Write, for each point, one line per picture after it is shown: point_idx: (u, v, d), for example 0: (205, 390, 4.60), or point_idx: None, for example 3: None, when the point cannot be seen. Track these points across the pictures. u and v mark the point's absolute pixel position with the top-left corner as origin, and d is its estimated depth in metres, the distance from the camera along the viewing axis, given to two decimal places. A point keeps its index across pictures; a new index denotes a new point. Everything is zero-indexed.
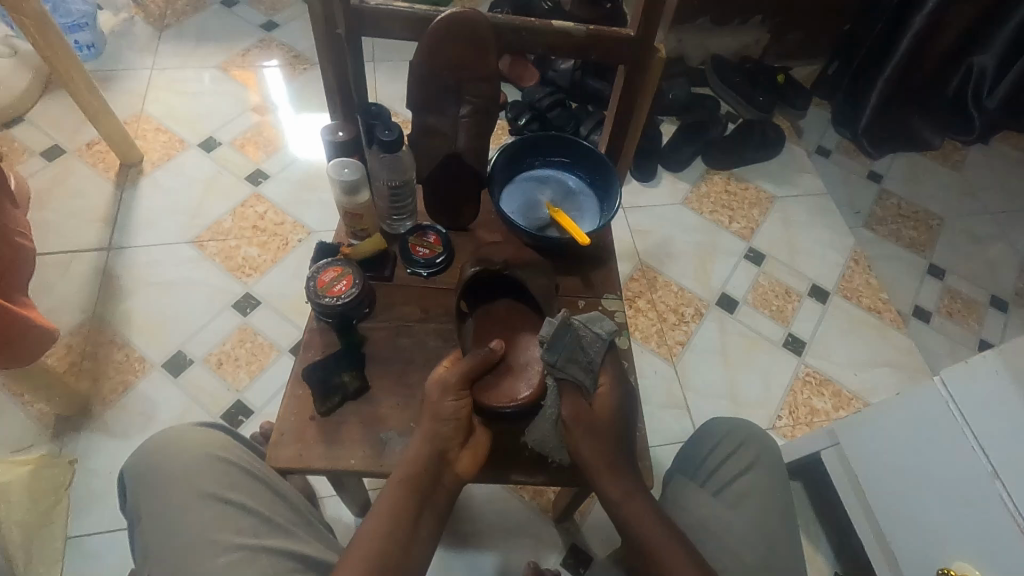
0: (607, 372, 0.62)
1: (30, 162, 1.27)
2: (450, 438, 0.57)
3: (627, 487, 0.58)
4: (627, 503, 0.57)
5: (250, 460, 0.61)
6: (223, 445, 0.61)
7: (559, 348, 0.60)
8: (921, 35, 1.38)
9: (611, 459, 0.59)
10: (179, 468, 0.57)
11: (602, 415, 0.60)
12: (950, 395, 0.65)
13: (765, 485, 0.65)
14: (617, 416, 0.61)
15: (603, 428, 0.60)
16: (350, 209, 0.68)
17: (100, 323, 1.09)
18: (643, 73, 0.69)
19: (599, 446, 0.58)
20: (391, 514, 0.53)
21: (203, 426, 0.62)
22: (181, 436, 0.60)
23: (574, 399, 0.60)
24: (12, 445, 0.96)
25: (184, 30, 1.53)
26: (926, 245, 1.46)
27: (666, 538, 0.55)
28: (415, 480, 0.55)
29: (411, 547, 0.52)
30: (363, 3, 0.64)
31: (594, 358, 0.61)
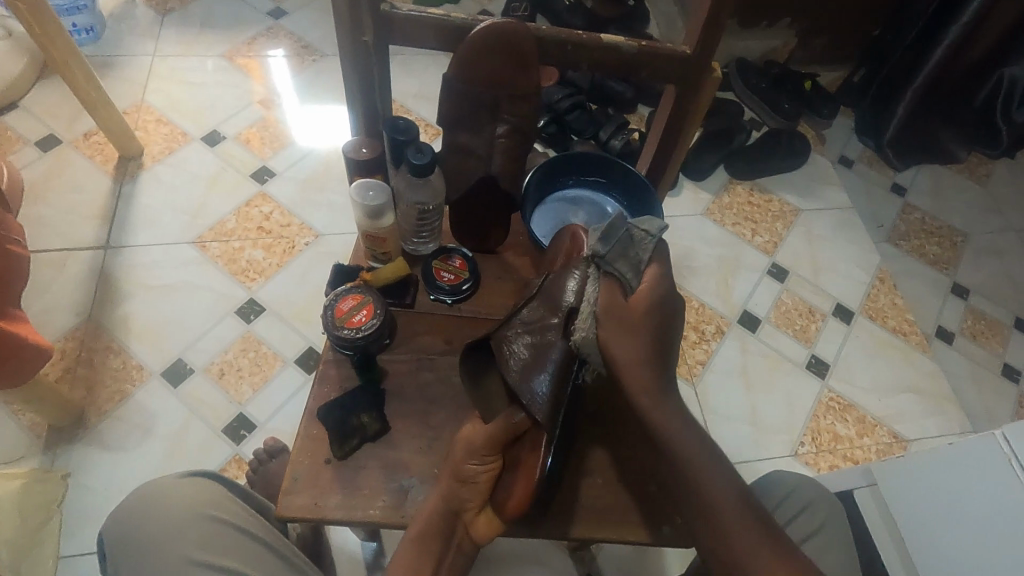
0: (654, 271, 0.58)
1: (24, 152, 1.21)
2: (467, 501, 0.54)
3: (660, 392, 0.53)
4: (657, 411, 0.52)
5: (245, 517, 0.60)
6: (218, 501, 0.59)
7: (612, 240, 0.57)
8: (954, 46, 1.31)
9: (646, 351, 0.54)
10: (170, 528, 0.56)
11: (641, 317, 0.55)
12: (1014, 450, 0.62)
13: (829, 557, 0.62)
14: (654, 320, 0.56)
15: (637, 324, 0.55)
16: (372, 232, 0.63)
17: (96, 327, 1.04)
18: (696, 91, 0.66)
19: (633, 344, 0.54)
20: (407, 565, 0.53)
21: (196, 478, 0.61)
22: (173, 492, 0.58)
23: (612, 291, 0.56)
24: (2, 456, 0.91)
25: (187, 14, 1.46)
26: (951, 263, 1.42)
27: (704, 456, 0.50)
28: (428, 536, 0.54)
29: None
30: (394, 9, 0.59)
31: (643, 257, 0.58)
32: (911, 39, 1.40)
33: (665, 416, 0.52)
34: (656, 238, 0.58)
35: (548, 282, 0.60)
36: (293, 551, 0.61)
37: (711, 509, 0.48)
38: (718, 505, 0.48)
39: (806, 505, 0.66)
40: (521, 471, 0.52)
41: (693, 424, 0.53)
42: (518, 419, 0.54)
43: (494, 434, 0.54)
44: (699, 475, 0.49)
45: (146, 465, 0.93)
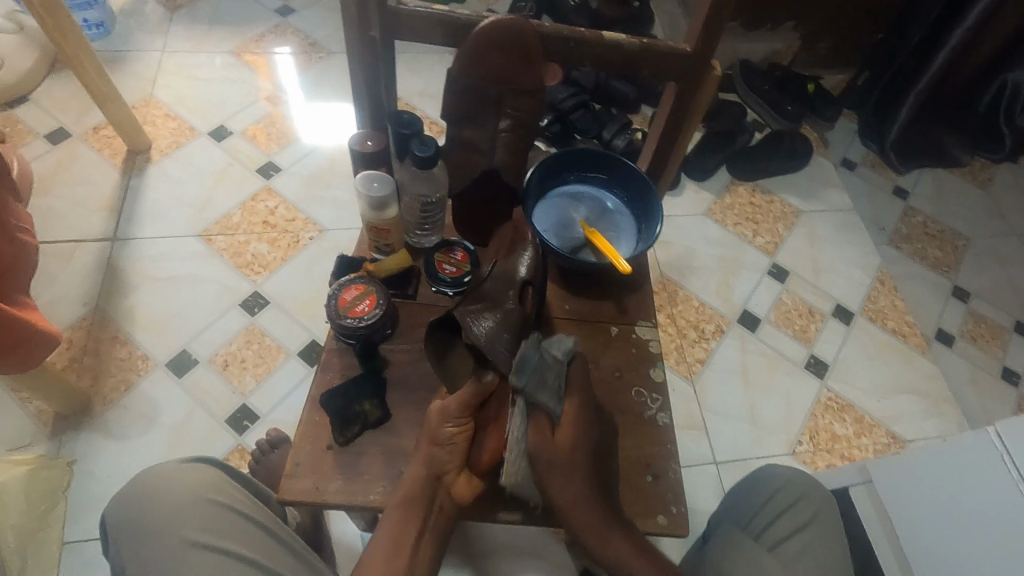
0: (574, 399, 0.58)
1: (34, 145, 1.23)
2: (447, 461, 0.55)
3: (604, 519, 0.54)
4: (607, 543, 0.53)
5: (245, 502, 0.61)
6: (218, 486, 0.60)
7: (527, 372, 0.56)
8: (957, 51, 1.32)
9: (582, 488, 0.55)
10: (171, 512, 0.57)
11: (569, 449, 0.56)
12: (1006, 448, 0.63)
13: (824, 548, 0.62)
14: (580, 445, 0.56)
15: (574, 461, 0.56)
16: (376, 223, 0.65)
17: (102, 318, 1.05)
18: (696, 89, 0.67)
19: (569, 479, 0.55)
20: (391, 533, 0.52)
21: (196, 463, 0.62)
22: (173, 477, 0.59)
23: (539, 433, 0.56)
24: (9, 443, 0.93)
25: (197, 11, 1.48)
26: (952, 266, 1.42)
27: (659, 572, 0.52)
28: (411, 501, 0.54)
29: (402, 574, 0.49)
30: (401, 5, 0.60)
31: (561, 379, 0.58)
32: (915, 42, 1.41)
33: (615, 545, 0.53)
34: (565, 359, 0.59)
35: (497, 265, 0.63)
36: (291, 536, 0.62)
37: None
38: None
39: (796, 498, 0.67)
40: (492, 430, 0.59)
41: (641, 541, 0.54)
42: (487, 380, 0.57)
43: (462, 398, 0.56)
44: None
45: (149, 454, 0.95)
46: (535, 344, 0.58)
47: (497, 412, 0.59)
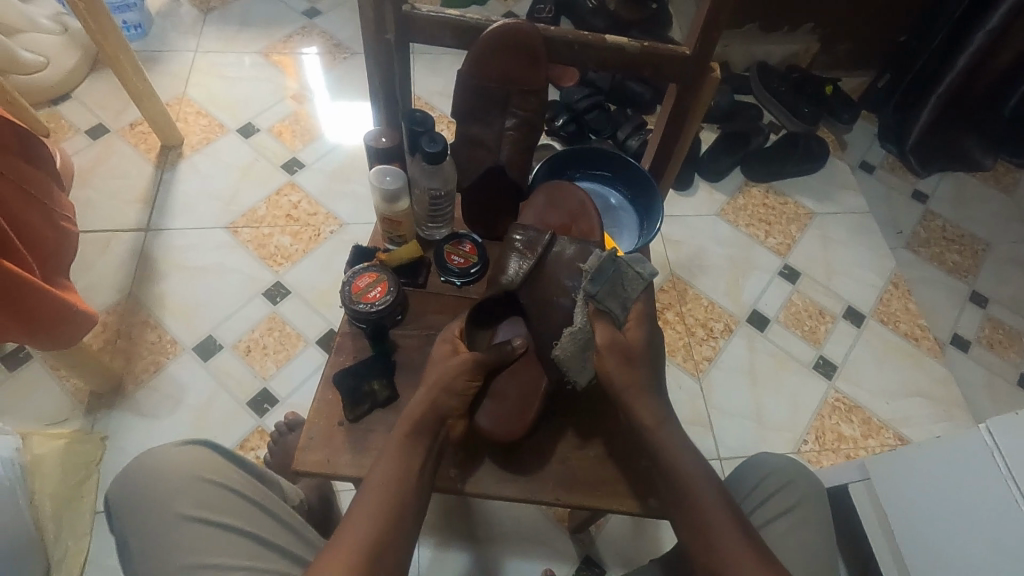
0: (640, 307, 0.63)
1: (75, 140, 1.30)
2: (453, 408, 0.59)
3: (657, 411, 0.60)
4: (660, 430, 0.60)
5: (244, 482, 0.65)
6: (209, 464, 0.64)
7: (602, 279, 0.63)
8: (980, 53, 1.30)
9: (644, 384, 0.61)
10: (174, 492, 0.61)
11: (635, 344, 0.62)
12: (996, 443, 0.63)
13: (803, 531, 0.65)
14: (648, 346, 0.62)
15: (638, 357, 0.61)
16: (389, 216, 0.68)
17: (135, 303, 1.11)
18: (695, 92, 0.69)
19: (629, 370, 0.60)
20: (397, 466, 0.56)
21: (197, 444, 0.65)
22: (163, 457, 0.63)
23: (608, 327, 0.61)
24: (48, 418, 0.99)
25: (228, 13, 1.54)
26: (970, 271, 1.41)
27: (692, 467, 0.58)
28: (415, 429, 0.57)
29: (407, 503, 0.54)
30: (414, 10, 0.64)
31: (633, 293, 0.63)
32: (936, 45, 1.40)
33: (664, 431, 0.60)
34: (647, 280, 0.63)
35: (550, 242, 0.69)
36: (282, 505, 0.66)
37: (697, 510, 0.56)
38: (709, 513, 0.56)
39: (784, 483, 0.68)
40: (495, 401, 0.65)
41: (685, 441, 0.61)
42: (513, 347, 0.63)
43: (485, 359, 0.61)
44: (688, 484, 0.58)
45: (176, 432, 1.00)
46: (614, 257, 0.63)
47: (512, 388, 0.66)
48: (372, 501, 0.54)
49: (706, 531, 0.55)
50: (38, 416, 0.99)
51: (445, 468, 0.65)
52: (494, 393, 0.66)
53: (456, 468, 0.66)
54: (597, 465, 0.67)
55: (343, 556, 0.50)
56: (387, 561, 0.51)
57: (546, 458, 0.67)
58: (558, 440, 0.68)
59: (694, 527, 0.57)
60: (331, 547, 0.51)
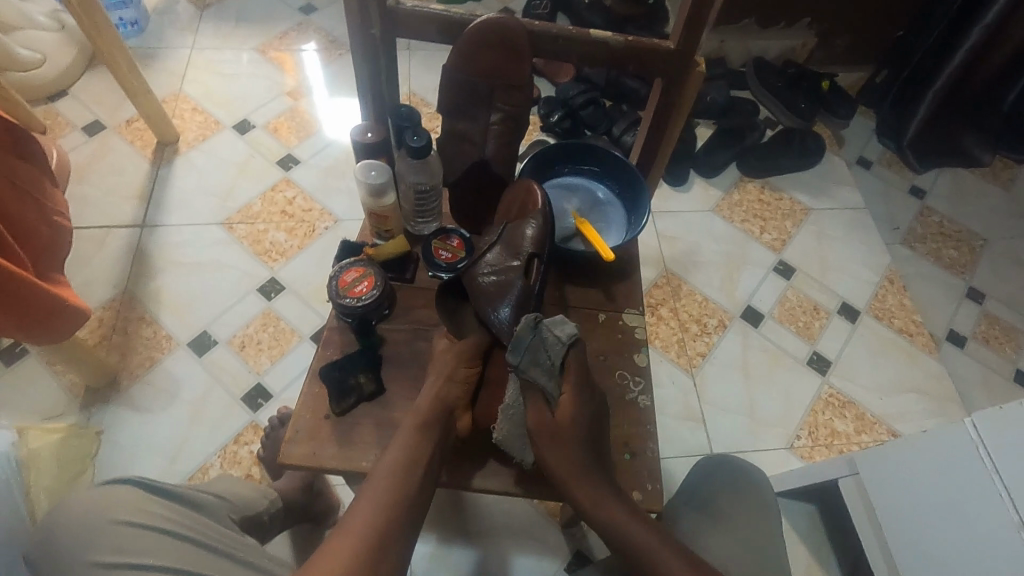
0: (571, 366, 0.63)
1: (73, 136, 1.31)
2: (459, 398, 0.63)
3: (596, 492, 0.61)
4: (604, 513, 0.59)
5: (169, 516, 0.63)
6: (128, 503, 0.63)
7: (522, 351, 0.61)
8: (976, 47, 1.30)
9: (579, 462, 0.61)
10: (91, 535, 0.60)
11: (565, 424, 0.61)
12: (981, 437, 0.63)
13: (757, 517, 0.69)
14: (580, 417, 0.62)
15: (568, 438, 0.61)
16: (376, 210, 0.69)
17: (131, 299, 1.12)
18: (681, 87, 0.69)
19: (563, 453, 0.61)
20: (405, 455, 0.58)
21: (117, 483, 0.64)
22: (77, 504, 0.62)
23: (538, 407, 0.62)
24: (45, 412, 1.00)
25: (225, 10, 1.54)
26: (967, 267, 1.41)
27: (641, 537, 0.58)
28: (426, 423, 0.60)
29: (413, 493, 0.56)
30: (399, 4, 0.64)
31: (554, 359, 0.62)
32: (933, 40, 1.39)
33: (604, 510, 0.60)
34: (566, 343, 0.61)
35: (508, 229, 0.67)
36: (212, 535, 0.64)
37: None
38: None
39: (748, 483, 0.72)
40: (490, 388, 0.68)
41: (633, 507, 0.61)
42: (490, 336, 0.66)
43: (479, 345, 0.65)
44: (642, 558, 0.57)
45: (171, 427, 1.01)
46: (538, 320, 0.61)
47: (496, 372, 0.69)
48: (380, 488, 0.56)
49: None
50: (36, 410, 1.00)
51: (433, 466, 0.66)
52: (488, 383, 0.68)
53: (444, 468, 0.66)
54: None
55: (343, 543, 0.51)
56: (390, 549, 0.52)
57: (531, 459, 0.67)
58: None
59: None
60: (334, 534, 0.53)
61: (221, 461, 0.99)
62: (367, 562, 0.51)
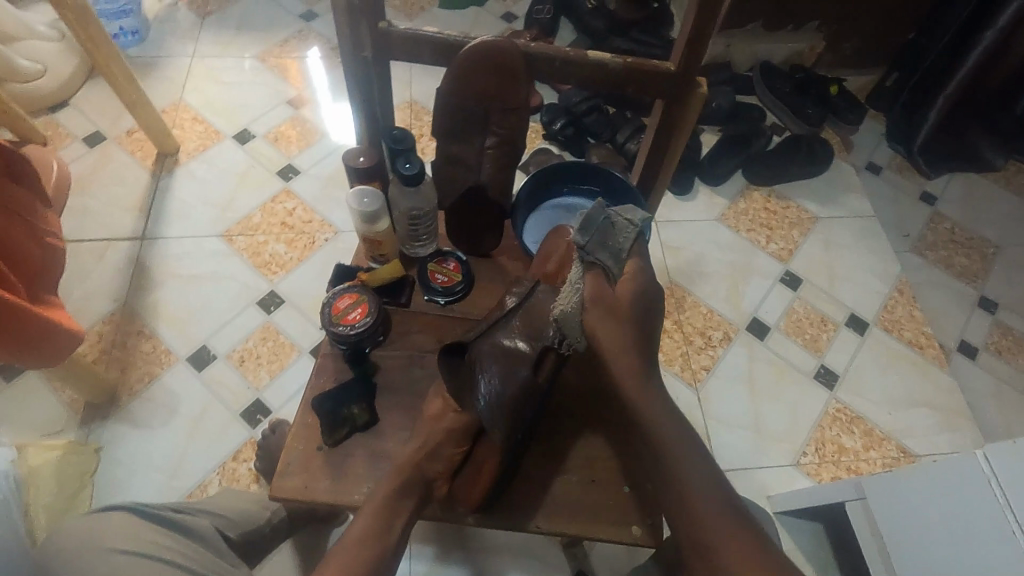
0: (633, 264, 0.68)
1: (73, 147, 1.30)
2: (440, 472, 0.62)
3: (646, 391, 0.66)
4: (650, 410, 0.65)
5: (159, 540, 0.62)
6: (120, 528, 0.62)
7: (591, 229, 0.65)
8: (990, 52, 1.26)
9: (627, 345, 0.67)
10: (80, 562, 0.58)
11: (622, 303, 0.67)
12: (994, 470, 0.61)
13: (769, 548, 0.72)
14: (636, 300, 0.67)
15: (622, 317, 0.66)
16: (369, 236, 0.70)
17: (130, 314, 1.12)
18: (681, 107, 0.68)
19: (616, 329, 0.66)
20: (378, 520, 0.58)
21: (108, 512, 0.64)
22: (69, 530, 0.62)
23: (597, 281, 0.66)
24: (43, 429, 1.00)
25: (225, 17, 1.53)
26: (979, 275, 1.38)
27: (679, 448, 0.63)
28: (399, 484, 0.61)
29: (383, 563, 0.57)
30: (391, 26, 0.63)
31: (623, 246, 0.67)
32: (943, 44, 1.35)
33: (648, 410, 0.65)
34: (637, 227, 0.67)
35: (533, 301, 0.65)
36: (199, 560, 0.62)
37: (683, 482, 0.62)
38: (693, 498, 0.61)
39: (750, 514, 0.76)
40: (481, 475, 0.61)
41: (671, 411, 0.66)
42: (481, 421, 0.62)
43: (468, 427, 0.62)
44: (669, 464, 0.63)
45: (169, 444, 1.00)
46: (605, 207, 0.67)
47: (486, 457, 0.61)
48: (347, 556, 0.56)
49: (687, 510, 0.61)
50: (34, 427, 0.99)
51: None
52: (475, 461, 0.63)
53: (436, 497, 0.66)
54: (578, 492, 0.68)
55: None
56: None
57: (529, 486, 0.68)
58: (543, 471, 0.69)
59: (688, 512, 0.61)
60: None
61: (219, 478, 0.98)
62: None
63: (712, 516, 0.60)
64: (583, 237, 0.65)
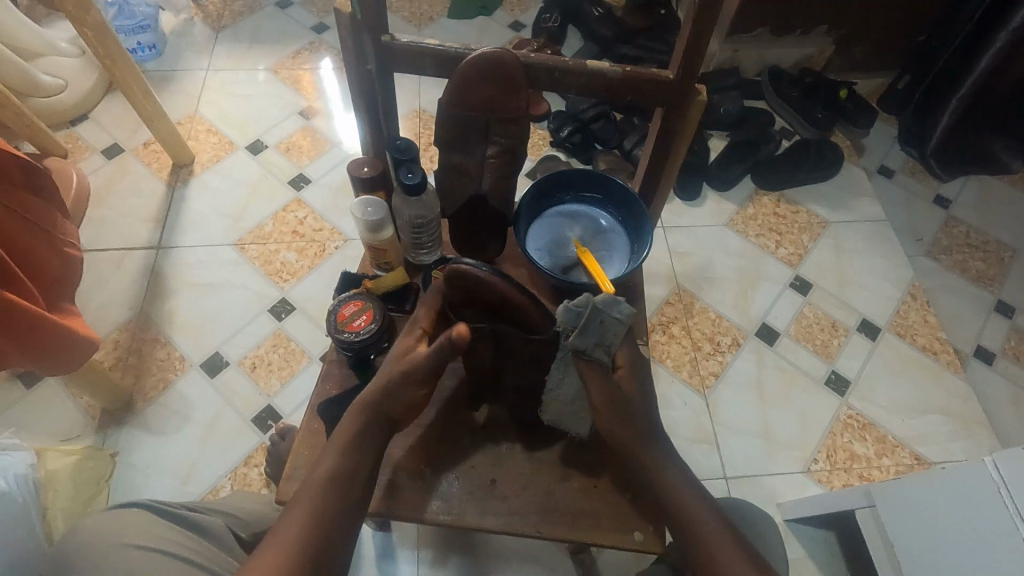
0: (625, 353, 0.65)
1: (92, 159, 1.34)
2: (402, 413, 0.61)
3: (648, 444, 0.62)
4: (649, 460, 0.61)
5: (173, 537, 0.64)
6: (135, 525, 0.64)
7: (587, 334, 0.61)
8: (1003, 55, 1.23)
9: (637, 428, 0.62)
10: (98, 556, 0.60)
11: (627, 395, 0.63)
12: (1003, 478, 0.60)
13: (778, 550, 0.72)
14: (636, 390, 0.64)
15: (633, 410, 0.63)
16: (375, 244, 0.71)
17: (146, 322, 1.14)
18: (681, 115, 0.69)
19: (625, 425, 0.61)
20: (344, 463, 0.57)
21: (124, 509, 0.66)
22: (92, 524, 0.64)
23: (600, 380, 0.62)
24: (61, 434, 1.02)
25: (239, 30, 1.57)
26: (995, 280, 1.35)
27: (692, 495, 0.59)
28: (365, 425, 0.59)
29: (337, 520, 0.54)
30: (395, 40, 0.64)
31: (614, 340, 0.63)
32: (955, 47, 1.33)
33: (654, 459, 0.61)
34: (626, 323, 0.62)
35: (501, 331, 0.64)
36: (209, 558, 0.64)
37: (695, 531, 0.57)
38: (709, 538, 0.57)
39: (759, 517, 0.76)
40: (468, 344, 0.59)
41: (679, 463, 0.62)
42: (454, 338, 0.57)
43: (420, 369, 0.58)
44: (687, 512, 0.58)
45: (183, 449, 1.02)
46: (594, 306, 0.61)
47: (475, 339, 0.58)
48: (302, 507, 0.54)
49: (707, 558, 0.56)
50: (52, 432, 1.02)
51: (426, 501, 0.67)
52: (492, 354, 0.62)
53: (437, 501, 0.67)
54: (579, 497, 0.68)
55: (277, 551, 0.50)
56: (327, 560, 0.52)
57: (525, 491, 0.68)
58: (541, 481, 0.69)
59: (704, 562, 0.56)
60: (268, 539, 0.52)
61: (231, 483, 1.00)
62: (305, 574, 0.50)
63: (731, 558, 0.55)
64: (580, 341, 0.62)
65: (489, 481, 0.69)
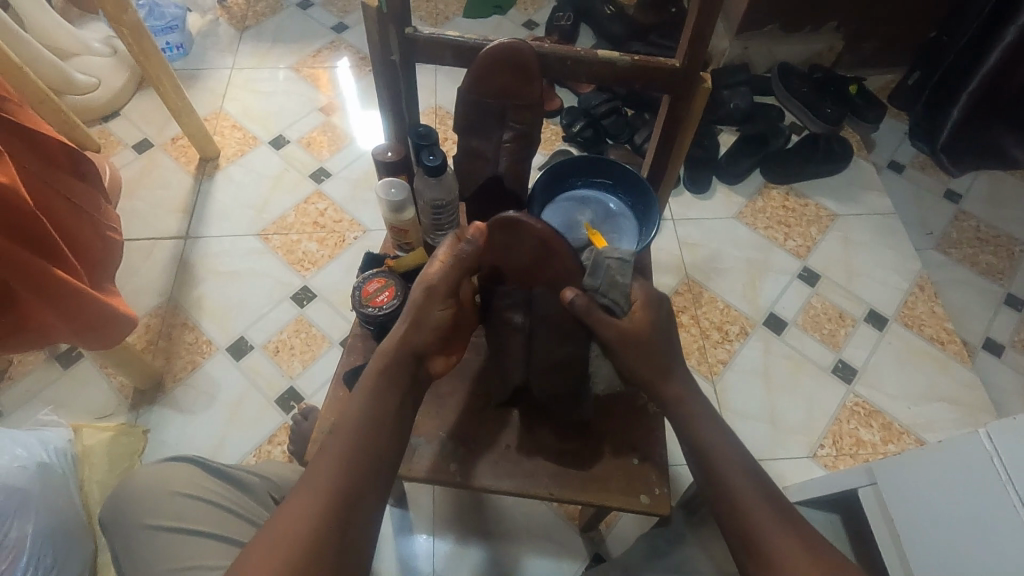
0: (639, 294, 0.63)
1: (123, 154, 1.40)
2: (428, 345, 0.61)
3: (680, 390, 0.62)
4: (683, 406, 0.62)
5: (217, 491, 0.69)
6: (183, 478, 0.69)
7: (597, 273, 0.61)
8: (1015, 49, 1.22)
9: (665, 365, 0.62)
10: (150, 505, 0.66)
11: (639, 332, 0.61)
12: (995, 447, 0.63)
13: None
14: (655, 330, 0.62)
15: (653, 345, 0.62)
16: (396, 224, 0.77)
17: (175, 307, 1.19)
18: (687, 102, 0.72)
19: (645, 359, 0.62)
20: (371, 405, 0.57)
21: (171, 462, 0.70)
22: (144, 475, 0.68)
23: (604, 322, 0.61)
24: (96, 412, 1.07)
25: (262, 30, 1.63)
26: (1005, 273, 1.36)
27: (717, 435, 0.60)
28: (391, 371, 0.59)
29: (370, 468, 0.54)
30: (417, 31, 0.69)
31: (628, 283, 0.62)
32: (967, 40, 1.33)
33: (677, 394, 0.62)
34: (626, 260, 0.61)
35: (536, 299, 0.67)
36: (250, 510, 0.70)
37: (722, 472, 0.58)
38: (742, 487, 0.56)
39: None
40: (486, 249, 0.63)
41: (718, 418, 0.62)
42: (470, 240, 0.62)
43: (443, 284, 0.61)
44: (722, 474, 0.57)
45: (210, 427, 1.07)
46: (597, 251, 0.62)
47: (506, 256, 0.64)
48: (330, 454, 0.53)
49: (736, 505, 0.55)
50: (86, 411, 1.07)
51: (445, 463, 0.71)
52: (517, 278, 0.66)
53: (455, 463, 0.71)
54: (585, 462, 0.72)
55: (308, 501, 0.50)
56: (361, 501, 0.52)
57: (534, 456, 0.72)
58: (550, 447, 0.72)
59: (734, 513, 0.55)
60: (297, 489, 0.52)
61: (255, 459, 1.04)
62: (340, 516, 0.50)
63: (767, 523, 0.54)
64: (592, 279, 0.61)
65: (500, 445, 0.72)
